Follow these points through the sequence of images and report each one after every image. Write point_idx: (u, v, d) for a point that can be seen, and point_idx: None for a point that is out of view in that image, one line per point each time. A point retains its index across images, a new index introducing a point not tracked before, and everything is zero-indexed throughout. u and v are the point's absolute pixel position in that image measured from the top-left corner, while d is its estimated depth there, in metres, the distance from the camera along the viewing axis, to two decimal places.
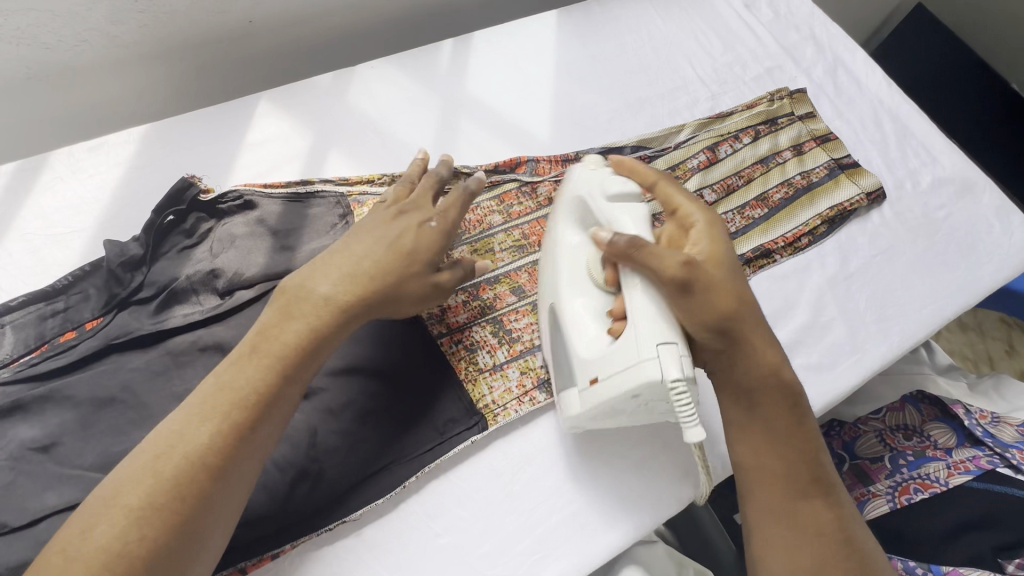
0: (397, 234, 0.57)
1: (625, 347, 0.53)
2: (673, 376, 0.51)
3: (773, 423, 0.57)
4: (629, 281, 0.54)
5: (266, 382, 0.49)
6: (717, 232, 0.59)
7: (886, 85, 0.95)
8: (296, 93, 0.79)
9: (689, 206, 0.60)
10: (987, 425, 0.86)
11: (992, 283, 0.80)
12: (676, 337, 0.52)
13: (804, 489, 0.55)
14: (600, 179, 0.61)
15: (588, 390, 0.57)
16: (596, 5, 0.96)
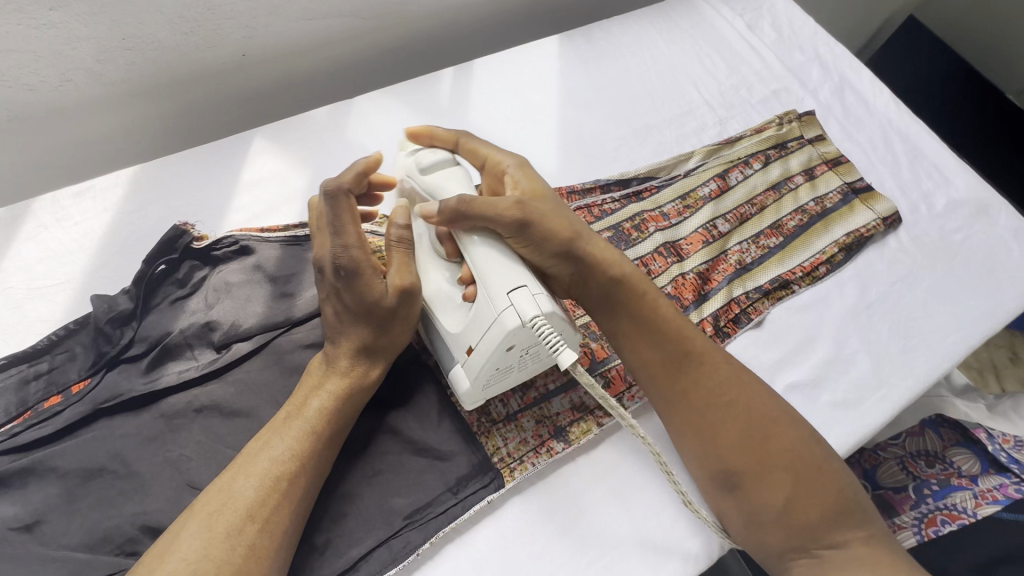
0: (327, 297, 0.56)
1: (481, 307, 0.51)
2: (530, 314, 0.48)
3: (647, 340, 0.58)
4: (466, 237, 0.54)
5: (304, 442, 0.51)
6: (530, 173, 0.60)
7: (894, 105, 0.94)
8: (292, 129, 0.76)
9: (498, 157, 0.61)
10: (1012, 450, 0.82)
11: (1016, 308, 0.78)
12: (523, 279, 0.50)
13: (679, 374, 0.57)
14: (413, 157, 0.60)
15: (466, 361, 0.54)
16: (597, 29, 0.94)
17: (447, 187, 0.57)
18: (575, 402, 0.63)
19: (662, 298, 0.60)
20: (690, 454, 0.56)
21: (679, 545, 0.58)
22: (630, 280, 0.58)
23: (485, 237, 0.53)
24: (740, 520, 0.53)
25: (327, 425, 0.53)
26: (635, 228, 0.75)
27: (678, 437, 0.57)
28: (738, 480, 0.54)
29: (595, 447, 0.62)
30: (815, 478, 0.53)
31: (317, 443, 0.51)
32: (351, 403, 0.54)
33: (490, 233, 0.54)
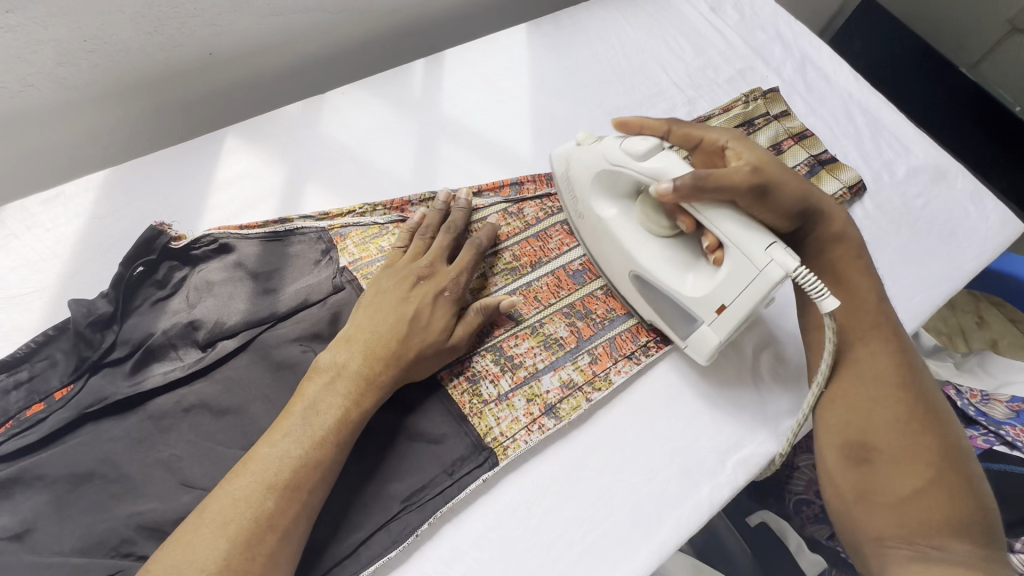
0: (401, 307, 0.59)
1: (735, 268, 0.56)
2: (793, 265, 0.52)
3: (853, 308, 0.61)
4: (704, 208, 0.56)
5: (294, 430, 0.51)
6: (748, 144, 0.63)
7: (854, 79, 0.97)
8: (265, 126, 0.76)
9: (711, 134, 0.64)
10: (979, 405, 0.89)
11: (975, 265, 0.82)
12: (772, 237, 0.55)
13: (860, 342, 0.60)
14: (616, 145, 0.61)
15: (719, 321, 0.59)
16: (565, 17, 0.95)
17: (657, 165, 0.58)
18: (564, 379, 0.64)
19: (868, 271, 0.63)
20: (826, 417, 0.59)
21: (671, 509, 0.60)
22: (845, 242, 0.64)
23: (724, 209, 0.56)
24: (852, 489, 0.55)
25: (317, 413, 0.52)
26: None
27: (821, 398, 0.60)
28: (871, 455, 0.55)
29: (585, 422, 0.63)
30: (954, 480, 0.53)
31: (308, 432, 0.51)
32: (340, 392, 0.54)
33: (727, 203, 0.56)
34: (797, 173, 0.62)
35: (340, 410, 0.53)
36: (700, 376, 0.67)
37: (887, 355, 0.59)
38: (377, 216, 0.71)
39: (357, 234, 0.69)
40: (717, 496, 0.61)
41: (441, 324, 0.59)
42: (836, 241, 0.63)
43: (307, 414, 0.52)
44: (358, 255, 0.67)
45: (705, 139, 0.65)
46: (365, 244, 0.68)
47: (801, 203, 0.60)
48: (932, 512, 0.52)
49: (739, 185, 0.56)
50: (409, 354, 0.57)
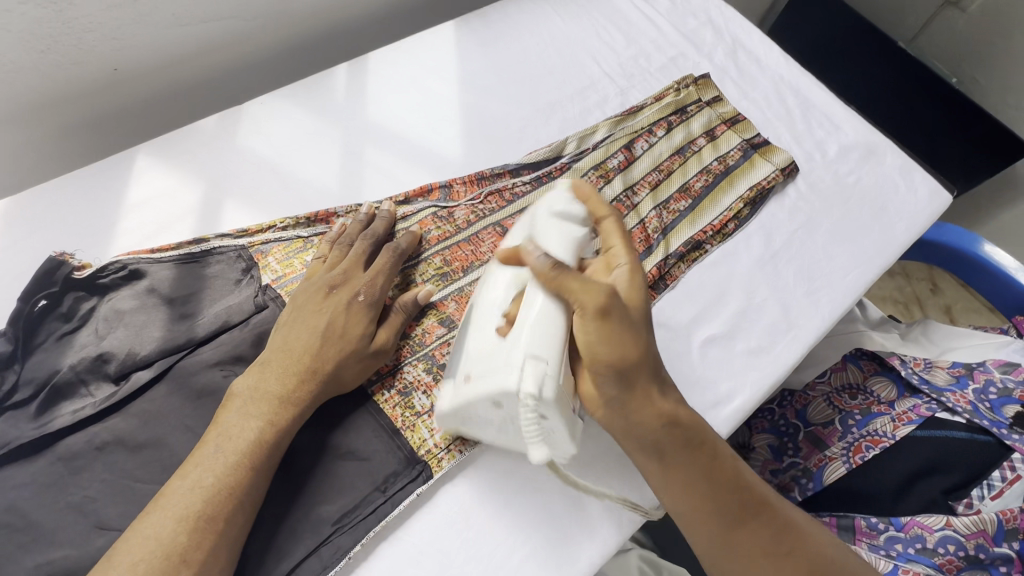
0: (317, 318, 0.58)
1: (499, 351, 0.54)
2: (528, 391, 0.51)
3: (687, 490, 0.53)
4: (535, 293, 0.54)
5: (209, 460, 0.49)
6: (637, 285, 0.55)
7: (784, 61, 0.98)
8: (178, 142, 0.73)
9: (619, 248, 0.57)
10: (922, 372, 0.91)
11: (906, 240, 0.83)
12: (546, 353, 0.52)
13: (736, 521, 0.53)
14: (564, 203, 0.58)
15: (461, 386, 0.56)
16: (493, 12, 0.94)
17: (552, 242, 0.56)
18: None
19: (720, 448, 0.56)
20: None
21: (611, 507, 0.59)
22: (684, 425, 0.54)
23: (549, 306, 0.53)
24: None
25: (232, 438, 0.51)
26: None
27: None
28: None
29: None
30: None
31: (220, 460, 0.49)
32: (256, 414, 0.52)
33: (563, 307, 0.53)
34: (651, 334, 0.54)
35: (255, 434, 0.51)
36: None
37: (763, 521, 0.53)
38: (301, 230, 0.69)
39: (280, 249, 0.67)
40: None
41: (358, 330, 0.58)
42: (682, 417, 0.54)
43: (223, 445, 0.50)
44: (282, 272, 0.65)
45: (608, 247, 0.58)
46: (288, 260, 0.66)
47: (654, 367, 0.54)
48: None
49: (583, 301, 0.50)
50: (327, 365, 0.56)
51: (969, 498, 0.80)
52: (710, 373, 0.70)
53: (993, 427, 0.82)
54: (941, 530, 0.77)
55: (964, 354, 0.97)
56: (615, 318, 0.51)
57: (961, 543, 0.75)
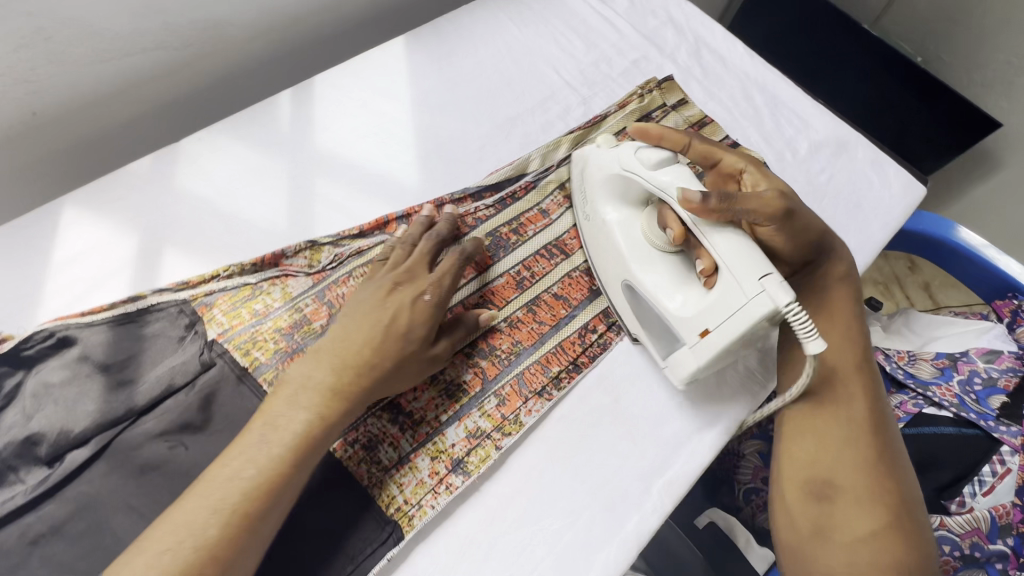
0: (381, 314, 0.56)
1: (728, 290, 0.54)
2: (785, 301, 0.51)
3: (840, 345, 0.61)
4: (710, 228, 0.55)
5: (253, 449, 0.48)
6: (767, 174, 0.63)
7: (749, 58, 0.95)
8: (109, 188, 0.67)
9: (731, 159, 0.64)
10: (906, 366, 0.91)
11: (884, 237, 0.81)
12: (771, 265, 0.53)
13: (840, 381, 0.60)
14: (634, 154, 0.62)
15: (699, 345, 0.57)
16: (444, 23, 0.89)
17: (671, 181, 0.58)
18: (470, 429, 0.60)
19: (861, 327, 0.64)
20: (791, 447, 0.58)
21: (596, 551, 0.56)
22: (845, 293, 0.65)
23: (732, 229, 0.55)
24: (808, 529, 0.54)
25: (278, 429, 0.49)
26: (514, 231, 0.73)
27: (787, 430, 0.60)
28: (832, 494, 0.55)
29: (497, 472, 0.59)
30: (906, 529, 0.52)
31: (264, 452, 0.48)
32: (260, 463, 0.47)
33: (737, 224, 0.56)
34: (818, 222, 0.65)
35: (303, 428, 0.50)
36: (618, 397, 0.64)
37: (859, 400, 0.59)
38: (247, 276, 0.64)
39: (226, 300, 0.62)
40: (645, 527, 0.58)
41: (422, 329, 0.57)
42: (829, 300, 0.64)
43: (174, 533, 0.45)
44: (228, 324, 0.61)
45: (722, 163, 0.65)
46: (235, 311, 0.62)
47: (811, 242, 0.63)
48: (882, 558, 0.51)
49: (765, 209, 0.57)
50: (383, 365, 0.54)
51: (961, 496, 0.79)
52: (696, 395, 0.65)
53: (980, 421, 0.81)
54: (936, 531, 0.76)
55: (945, 345, 0.95)
56: (793, 212, 0.59)
57: (957, 543, 0.75)
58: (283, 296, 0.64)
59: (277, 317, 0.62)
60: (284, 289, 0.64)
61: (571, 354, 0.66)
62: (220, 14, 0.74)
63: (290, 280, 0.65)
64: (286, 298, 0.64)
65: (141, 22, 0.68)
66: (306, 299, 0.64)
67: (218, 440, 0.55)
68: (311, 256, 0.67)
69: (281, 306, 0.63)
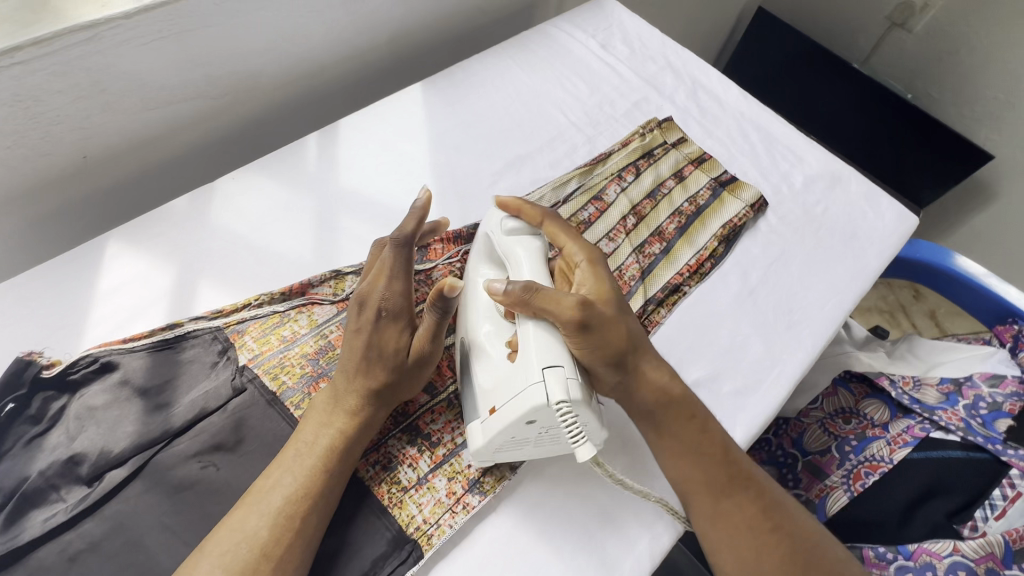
0: (353, 337, 0.59)
1: (516, 375, 0.55)
2: (558, 398, 0.52)
3: (692, 458, 0.59)
4: (524, 321, 0.57)
5: (289, 463, 0.54)
6: (599, 271, 0.63)
7: (744, 99, 1.01)
8: (149, 224, 0.72)
9: (573, 249, 0.64)
10: (912, 391, 0.91)
11: (879, 265, 0.85)
12: (561, 360, 0.54)
13: (724, 493, 0.58)
14: (496, 221, 0.65)
15: (488, 421, 0.56)
16: (457, 70, 0.96)
17: (523, 270, 0.61)
18: None
19: (710, 421, 0.62)
20: (723, 571, 0.57)
21: (610, 571, 0.57)
22: (677, 402, 0.61)
23: (544, 326, 0.56)
24: None
25: (309, 444, 0.55)
26: None
27: (709, 551, 0.58)
28: None
29: (513, 492, 0.61)
30: None
31: (299, 463, 0.54)
32: (291, 478, 0.53)
33: (547, 322, 0.56)
34: (633, 321, 0.61)
35: (329, 441, 0.55)
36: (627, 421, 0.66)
37: (751, 496, 0.59)
38: (276, 304, 0.68)
39: (257, 327, 0.66)
40: (656, 547, 0.59)
41: (393, 346, 0.59)
42: (667, 399, 0.61)
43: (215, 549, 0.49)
44: (258, 350, 0.64)
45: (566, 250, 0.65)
46: (265, 337, 0.66)
47: (619, 354, 0.58)
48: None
49: (560, 313, 0.55)
50: (375, 382, 0.58)
51: (973, 520, 0.79)
52: None
53: (988, 444, 0.82)
54: (949, 556, 0.74)
55: (948, 368, 0.96)
56: (592, 324, 0.56)
57: (972, 568, 0.73)
58: (309, 323, 0.68)
59: (304, 343, 0.66)
60: (309, 317, 0.68)
61: None
62: (255, 67, 0.81)
63: (315, 308, 0.69)
64: (312, 325, 0.68)
65: (186, 74, 0.75)
66: (330, 326, 0.68)
67: (248, 461, 0.58)
68: (335, 286, 0.71)
69: (308, 333, 0.67)
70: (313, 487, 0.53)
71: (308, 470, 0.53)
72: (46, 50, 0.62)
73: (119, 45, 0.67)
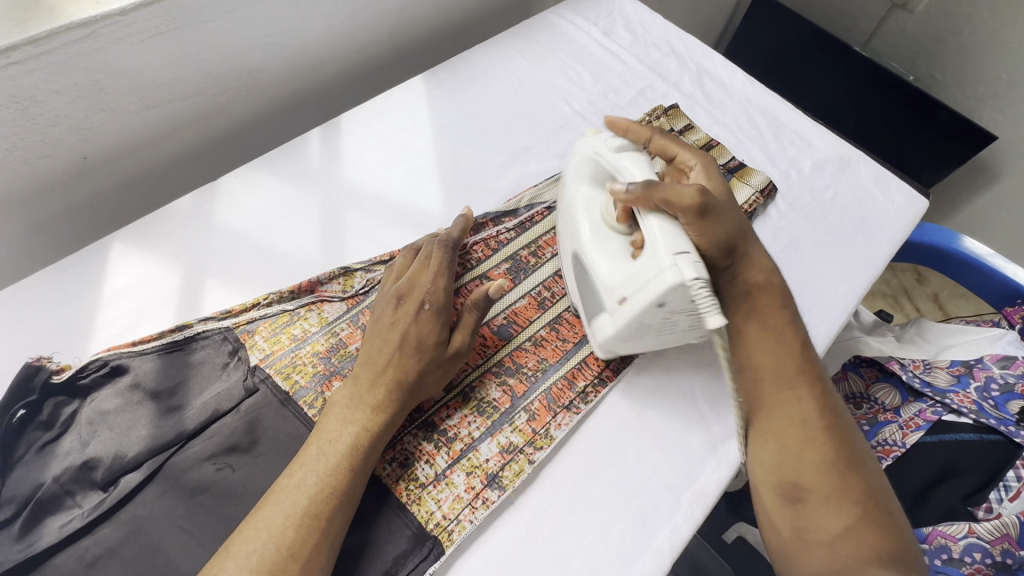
0: (392, 328, 0.60)
1: (642, 266, 0.55)
2: (692, 276, 0.51)
3: (781, 352, 0.60)
4: (648, 214, 0.56)
5: (311, 461, 0.53)
6: (712, 172, 0.68)
7: (749, 84, 1.00)
8: (153, 225, 0.71)
9: (686, 154, 0.70)
10: (923, 375, 0.91)
11: (891, 249, 0.84)
12: (687, 246, 0.53)
13: (789, 383, 0.59)
14: (603, 142, 0.66)
15: (617, 311, 0.59)
16: (459, 61, 0.95)
17: (631, 168, 0.60)
18: (503, 444, 0.62)
19: (793, 319, 0.62)
20: (760, 452, 0.58)
21: (632, 562, 0.57)
22: (772, 290, 0.63)
23: (663, 218, 0.55)
24: (790, 528, 0.54)
25: (332, 441, 0.54)
26: (533, 254, 0.76)
27: (752, 433, 0.59)
28: (803, 495, 0.54)
29: (531, 485, 0.60)
30: (880, 513, 0.53)
31: (322, 460, 0.53)
32: (315, 476, 0.52)
33: (670, 216, 0.56)
34: (743, 214, 0.64)
35: (353, 438, 0.55)
36: (643, 411, 0.66)
37: (810, 394, 0.58)
38: (285, 303, 0.67)
39: (267, 326, 0.65)
40: (677, 537, 0.59)
41: (431, 337, 0.60)
42: (761, 291, 0.62)
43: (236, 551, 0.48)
44: (269, 350, 0.64)
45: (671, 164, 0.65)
46: (275, 336, 0.65)
47: (732, 241, 0.60)
48: (859, 552, 0.51)
49: (679, 203, 0.55)
50: (409, 375, 0.58)
51: (988, 501, 0.78)
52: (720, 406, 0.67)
53: (1000, 426, 0.82)
54: (964, 539, 0.74)
55: (958, 351, 0.95)
56: (710, 210, 0.56)
57: (987, 550, 0.72)
58: (319, 321, 0.67)
59: (315, 342, 0.65)
60: (320, 315, 0.67)
61: (596, 369, 0.68)
62: (254, 62, 0.80)
63: (325, 306, 0.68)
64: (323, 323, 0.67)
65: (185, 72, 0.74)
66: (341, 324, 0.67)
67: (263, 462, 0.58)
68: (344, 282, 0.70)
69: (319, 331, 0.66)
70: (339, 485, 0.52)
71: (333, 467, 0.53)
72: (41, 49, 0.60)
73: (116, 43, 0.65)
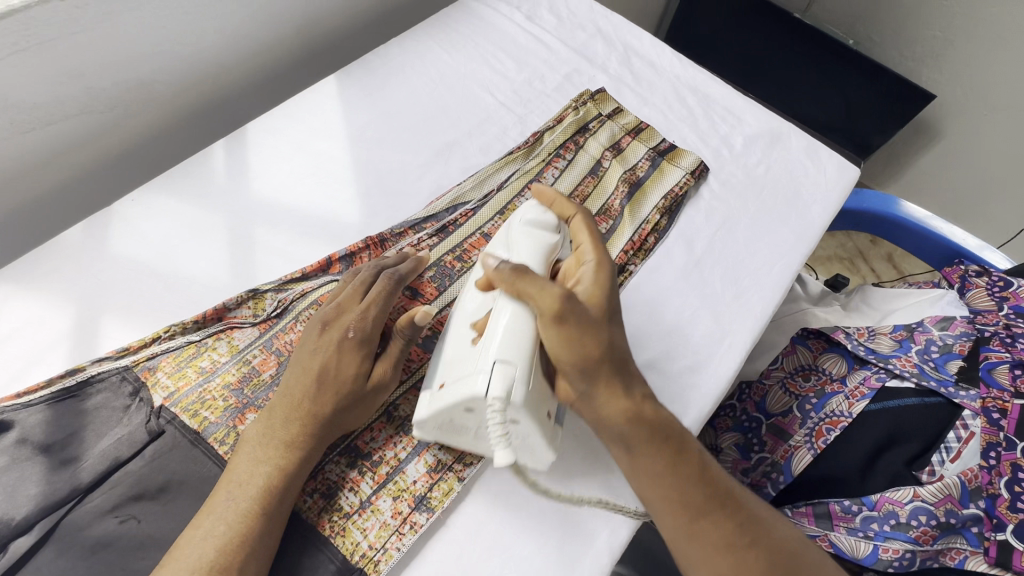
0: (310, 358, 0.56)
1: (468, 359, 0.53)
2: (496, 394, 0.50)
3: (658, 480, 0.53)
4: (503, 304, 0.54)
5: (221, 509, 0.50)
6: (592, 292, 0.56)
7: (678, 61, 0.97)
8: (39, 260, 0.66)
9: (580, 270, 0.58)
10: (867, 342, 0.88)
11: (823, 222, 0.83)
12: (518, 358, 0.51)
13: (696, 516, 0.53)
14: (533, 212, 0.62)
15: (435, 394, 0.54)
16: (374, 56, 0.90)
17: (519, 252, 0.59)
18: (431, 462, 0.59)
19: (675, 432, 0.55)
20: None
21: (570, 572, 0.55)
22: (646, 423, 0.54)
23: (517, 321, 0.53)
24: None
25: (243, 485, 0.51)
26: (458, 258, 0.72)
27: (684, 566, 0.54)
28: None
29: (462, 502, 0.58)
30: None
31: (233, 508, 0.50)
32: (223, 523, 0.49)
33: (525, 316, 0.53)
34: (614, 334, 0.55)
35: (265, 479, 0.51)
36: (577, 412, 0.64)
37: (721, 518, 0.53)
38: (190, 334, 0.63)
39: (170, 360, 0.61)
40: (616, 540, 0.57)
41: (352, 370, 0.56)
42: (651, 415, 0.55)
43: None
44: (174, 387, 0.60)
45: (577, 244, 0.62)
46: (180, 371, 0.61)
47: (594, 360, 0.53)
48: None
49: (542, 306, 0.52)
50: (323, 411, 0.55)
51: (931, 465, 0.76)
52: None
53: (940, 387, 0.79)
54: (910, 503, 0.73)
55: (902, 316, 0.93)
56: (574, 318, 0.52)
57: (932, 512, 0.72)
58: (229, 350, 0.63)
59: (225, 372, 0.61)
60: (229, 343, 0.63)
61: None
62: (143, 73, 0.74)
63: (235, 333, 0.64)
64: (233, 352, 0.63)
65: (61, 91, 0.67)
66: (253, 350, 0.63)
67: (172, 509, 0.54)
68: (254, 305, 0.66)
69: (229, 360, 0.62)
70: (252, 531, 0.49)
71: (243, 513, 0.49)
72: None
73: None
